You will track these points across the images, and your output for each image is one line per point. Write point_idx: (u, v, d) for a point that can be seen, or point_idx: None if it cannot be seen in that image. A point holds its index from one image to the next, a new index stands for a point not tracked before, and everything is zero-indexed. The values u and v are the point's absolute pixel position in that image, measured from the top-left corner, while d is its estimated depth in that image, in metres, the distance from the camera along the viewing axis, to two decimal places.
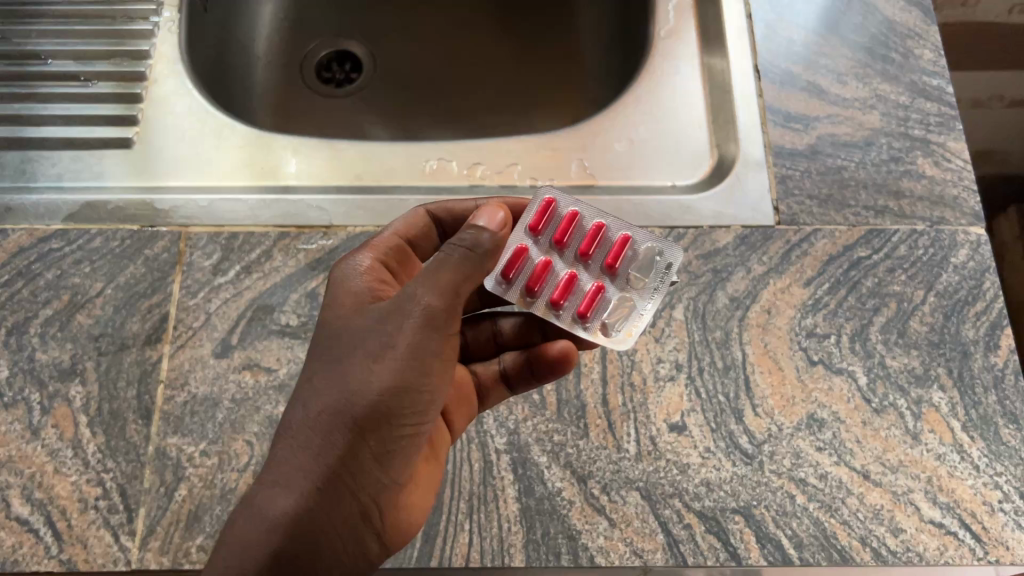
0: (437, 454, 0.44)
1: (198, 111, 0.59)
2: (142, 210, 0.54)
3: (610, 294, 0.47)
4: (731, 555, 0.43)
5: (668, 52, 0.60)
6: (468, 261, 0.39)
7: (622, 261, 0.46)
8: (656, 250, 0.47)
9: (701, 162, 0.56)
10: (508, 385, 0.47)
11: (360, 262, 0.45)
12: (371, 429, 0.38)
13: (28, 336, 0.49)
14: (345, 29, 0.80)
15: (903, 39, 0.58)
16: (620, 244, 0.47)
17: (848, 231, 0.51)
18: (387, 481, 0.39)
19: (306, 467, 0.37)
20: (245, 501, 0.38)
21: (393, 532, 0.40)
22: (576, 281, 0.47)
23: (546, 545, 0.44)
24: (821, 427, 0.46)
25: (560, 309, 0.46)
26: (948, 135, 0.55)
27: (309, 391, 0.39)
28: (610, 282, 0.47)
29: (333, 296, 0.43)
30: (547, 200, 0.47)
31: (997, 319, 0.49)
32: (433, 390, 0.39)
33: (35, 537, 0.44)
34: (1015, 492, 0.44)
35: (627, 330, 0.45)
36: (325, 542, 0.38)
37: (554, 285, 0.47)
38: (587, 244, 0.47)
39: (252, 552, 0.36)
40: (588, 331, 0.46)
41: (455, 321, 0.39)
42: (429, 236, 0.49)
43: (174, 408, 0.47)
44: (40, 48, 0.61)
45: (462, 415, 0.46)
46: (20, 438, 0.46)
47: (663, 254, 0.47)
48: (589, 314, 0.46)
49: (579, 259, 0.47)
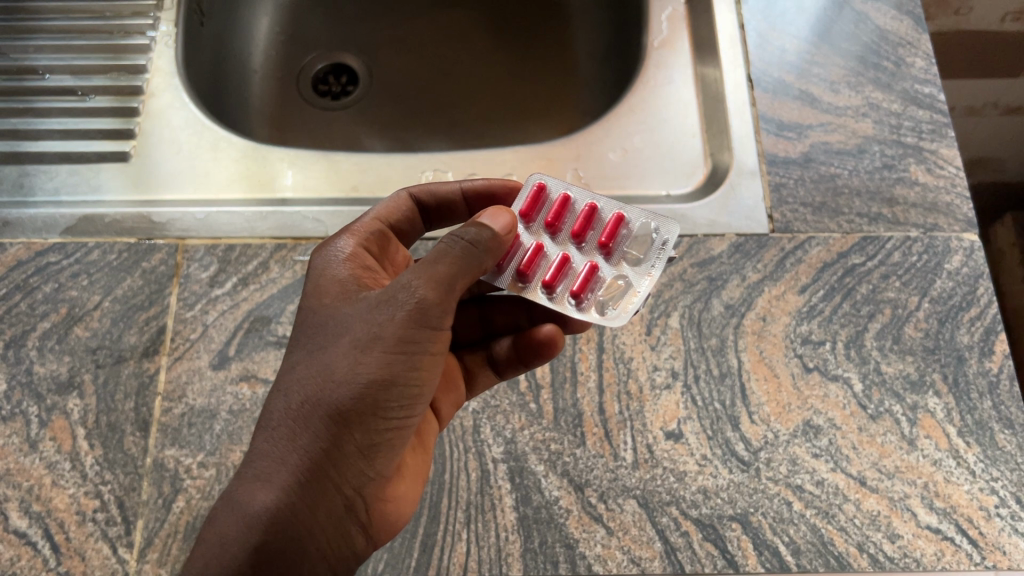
0: (424, 443, 0.45)
1: (195, 124, 0.59)
2: (139, 223, 0.54)
3: (604, 273, 0.45)
4: (729, 562, 0.43)
5: (662, 62, 0.61)
6: (469, 256, 0.39)
7: (616, 239, 0.45)
8: (651, 227, 0.45)
9: (695, 171, 0.56)
10: (496, 371, 0.47)
11: (344, 247, 0.45)
12: (355, 421, 0.38)
13: (26, 349, 0.49)
14: (341, 41, 0.81)
15: (894, 47, 0.59)
16: (614, 223, 0.46)
17: (842, 238, 0.52)
18: (372, 473, 0.39)
19: (290, 459, 0.37)
20: (228, 491, 0.38)
21: (378, 524, 0.41)
22: (570, 263, 0.45)
23: (544, 554, 0.44)
24: (817, 434, 0.46)
25: (553, 291, 0.45)
26: (940, 142, 0.55)
27: (293, 381, 0.39)
28: (604, 262, 0.46)
29: (317, 282, 0.43)
30: (537, 185, 0.47)
31: (992, 324, 0.49)
32: (422, 382, 0.39)
33: (33, 550, 0.44)
34: (1011, 497, 0.44)
35: (622, 306, 0.44)
36: (309, 537, 0.38)
37: (547, 268, 0.45)
38: (579, 226, 0.46)
39: (233, 547, 0.36)
40: (582, 311, 0.44)
41: (449, 315, 0.39)
42: (410, 218, 0.50)
43: (171, 420, 0.47)
44: (38, 63, 0.61)
45: (451, 403, 0.46)
46: (18, 451, 0.46)
47: (659, 230, 0.45)
48: (583, 294, 0.44)
49: (571, 241, 0.46)
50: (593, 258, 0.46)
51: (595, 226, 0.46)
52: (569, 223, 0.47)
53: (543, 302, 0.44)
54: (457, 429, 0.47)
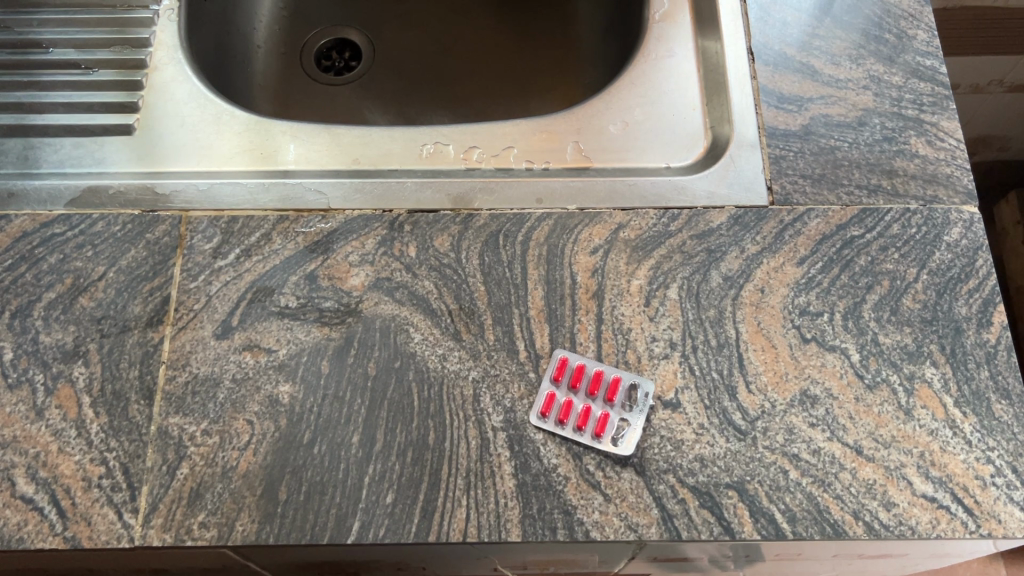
0: None
1: (198, 98, 0.59)
2: (143, 195, 0.54)
3: (627, 422, 0.46)
4: (725, 529, 0.44)
5: (664, 35, 0.61)
6: None
7: (633, 412, 0.46)
8: (648, 397, 0.47)
9: (696, 143, 0.56)
10: None
11: None
12: None
13: (32, 319, 0.50)
14: (344, 19, 0.81)
15: (897, 20, 0.59)
16: (625, 399, 0.47)
17: (841, 210, 0.52)
18: None
19: None
20: None
21: None
22: (600, 411, 0.47)
23: (542, 520, 0.44)
24: (814, 403, 0.46)
25: (585, 404, 0.47)
26: (941, 115, 0.55)
27: None
28: (627, 416, 0.46)
29: None
30: (560, 269, 0.51)
31: (990, 295, 0.49)
32: None
33: (39, 515, 0.45)
34: (1007, 466, 0.45)
35: (626, 440, 0.46)
36: None
37: (584, 394, 0.47)
38: (608, 395, 0.47)
39: None
40: (603, 424, 0.46)
41: None
42: None
43: (176, 388, 0.48)
44: (42, 36, 0.62)
45: None
46: (25, 418, 0.47)
47: (646, 397, 0.47)
48: (604, 431, 0.46)
49: (604, 396, 0.47)
50: (620, 411, 0.46)
51: (619, 394, 0.47)
52: (603, 389, 0.47)
53: (577, 402, 0.47)
54: (457, 398, 0.47)
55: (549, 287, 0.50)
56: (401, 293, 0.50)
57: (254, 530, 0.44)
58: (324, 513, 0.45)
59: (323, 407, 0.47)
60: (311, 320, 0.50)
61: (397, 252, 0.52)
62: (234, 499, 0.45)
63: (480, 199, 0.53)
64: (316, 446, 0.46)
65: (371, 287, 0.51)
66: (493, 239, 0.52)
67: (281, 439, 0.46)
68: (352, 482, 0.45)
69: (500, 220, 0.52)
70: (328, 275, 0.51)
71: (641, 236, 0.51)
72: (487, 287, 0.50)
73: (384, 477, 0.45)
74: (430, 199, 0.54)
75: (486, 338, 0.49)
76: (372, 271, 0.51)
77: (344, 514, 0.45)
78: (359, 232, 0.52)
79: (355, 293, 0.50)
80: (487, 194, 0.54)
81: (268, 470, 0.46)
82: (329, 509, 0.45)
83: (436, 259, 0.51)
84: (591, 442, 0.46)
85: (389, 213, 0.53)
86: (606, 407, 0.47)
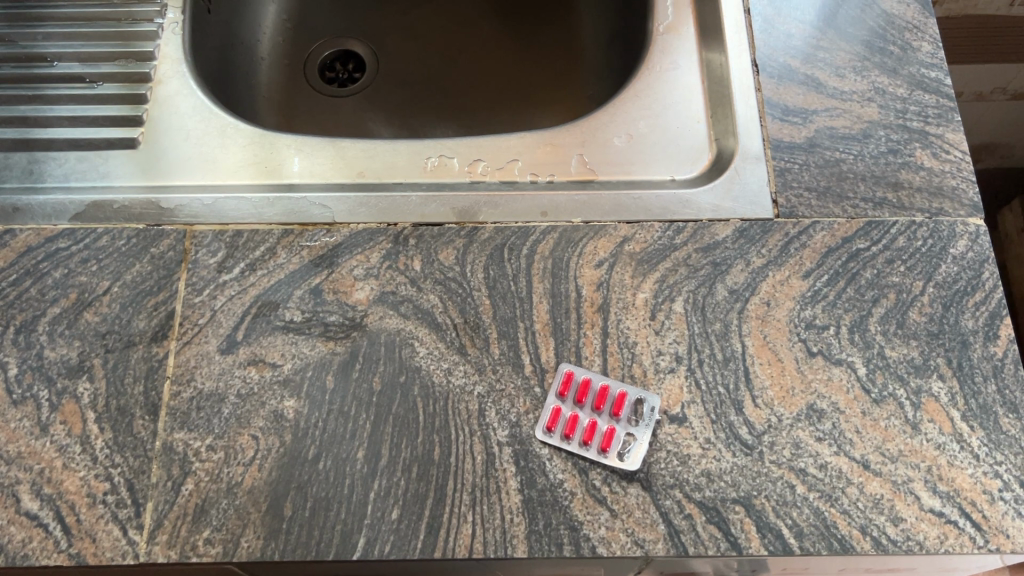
0: None
1: (203, 112, 0.59)
2: (148, 209, 0.54)
3: (634, 438, 0.46)
4: (732, 545, 0.43)
5: (668, 47, 0.61)
6: None
7: (639, 427, 0.46)
8: (654, 411, 0.47)
9: (701, 156, 0.56)
10: None
11: None
12: None
13: (36, 334, 0.50)
14: (348, 30, 0.81)
15: (901, 31, 0.59)
16: (631, 413, 0.47)
17: (847, 222, 0.52)
18: None
19: None
20: None
21: None
22: (605, 426, 0.46)
23: (548, 536, 0.44)
24: (820, 417, 0.46)
25: (591, 419, 0.47)
26: (946, 127, 0.55)
27: None
28: (633, 431, 0.46)
29: None
30: (566, 283, 0.50)
31: (997, 308, 0.49)
32: None
33: (45, 532, 0.44)
34: (1016, 481, 0.44)
35: (632, 454, 0.45)
36: None
37: (591, 408, 0.47)
38: (614, 409, 0.47)
39: None
40: (609, 438, 0.46)
41: None
42: None
43: (181, 403, 0.48)
44: (47, 50, 0.62)
45: None
46: (29, 434, 0.47)
47: (653, 412, 0.47)
48: (609, 446, 0.46)
49: (610, 411, 0.47)
50: (627, 426, 0.46)
51: (625, 409, 0.47)
52: (609, 404, 0.47)
53: (583, 417, 0.47)
54: (462, 413, 0.47)
55: (554, 300, 0.50)
56: (406, 307, 0.50)
57: (260, 546, 0.44)
58: (329, 529, 0.44)
59: (329, 422, 0.47)
60: (316, 334, 0.50)
61: (402, 266, 0.51)
62: (239, 515, 0.45)
63: (485, 212, 0.53)
64: (321, 462, 0.46)
65: (375, 301, 0.51)
66: (497, 253, 0.52)
67: (286, 455, 0.46)
68: (357, 497, 0.45)
69: (505, 234, 0.52)
70: (332, 289, 0.51)
71: (646, 249, 0.51)
72: (493, 301, 0.50)
73: (390, 493, 0.45)
74: (435, 212, 0.54)
75: (491, 352, 0.49)
76: (377, 285, 0.51)
77: (350, 530, 0.44)
78: (364, 246, 0.52)
79: (360, 308, 0.50)
80: (492, 207, 0.54)
81: (273, 486, 0.45)
82: (334, 525, 0.45)
83: (441, 273, 0.51)
84: (597, 457, 0.45)
85: (394, 227, 0.53)
86: (612, 422, 0.46)
